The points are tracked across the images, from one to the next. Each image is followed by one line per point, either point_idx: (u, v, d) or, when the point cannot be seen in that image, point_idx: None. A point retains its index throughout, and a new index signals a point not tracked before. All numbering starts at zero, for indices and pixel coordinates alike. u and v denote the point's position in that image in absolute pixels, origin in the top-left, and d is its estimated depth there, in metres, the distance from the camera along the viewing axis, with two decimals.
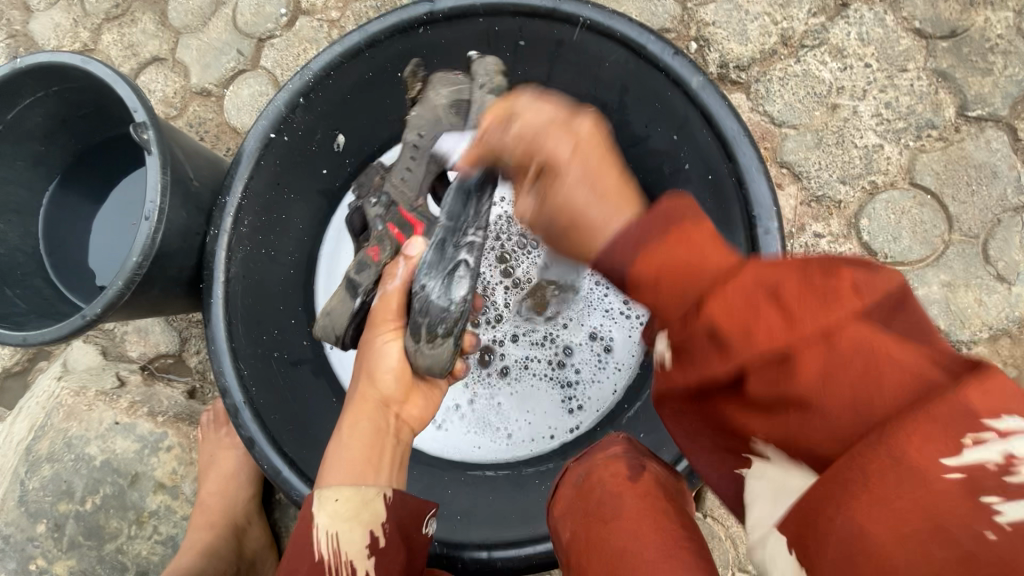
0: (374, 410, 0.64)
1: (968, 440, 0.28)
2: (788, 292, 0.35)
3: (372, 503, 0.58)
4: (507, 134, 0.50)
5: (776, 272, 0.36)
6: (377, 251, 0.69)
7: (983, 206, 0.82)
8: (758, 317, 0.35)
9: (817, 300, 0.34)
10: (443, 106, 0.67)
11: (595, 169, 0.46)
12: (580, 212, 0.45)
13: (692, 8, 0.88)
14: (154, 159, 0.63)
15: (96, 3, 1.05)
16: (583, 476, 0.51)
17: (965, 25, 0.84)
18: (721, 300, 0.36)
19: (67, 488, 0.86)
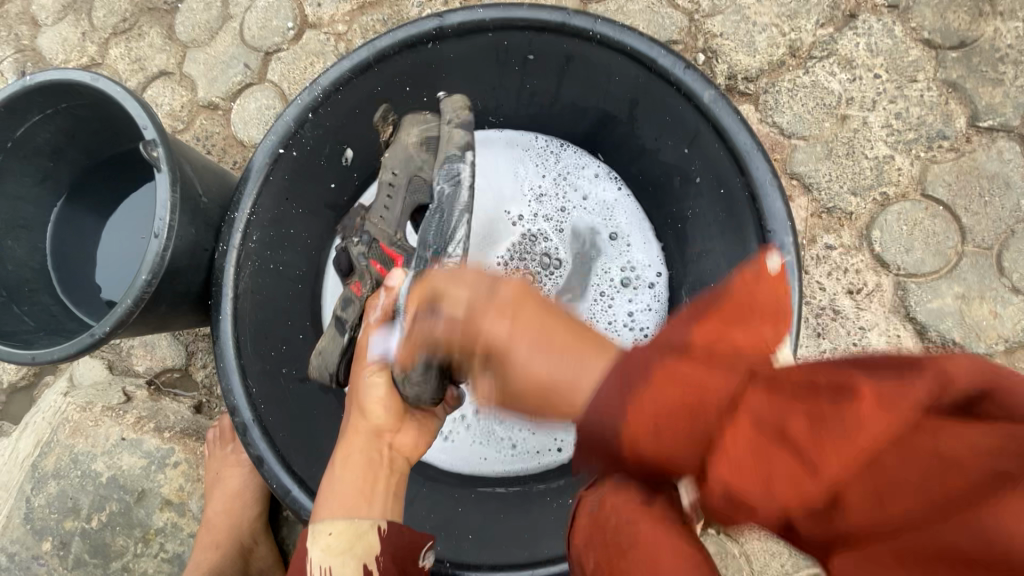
0: (367, 440, 0.62)
1: None
2: (802, 432, 0.29)
3: (366, 536, 0.57)
4: (436, 323, 0.43)
5: (788, 409, 0.30)
6: (359, 287, 0.73)
7: (996, 217, 0.81)
8: (771, 469, 0.30)
9: (838, 436, 0.29)
10: (413, 143, 0.75)
11: (542, 330, 0.36)
12: (539, 373, 0.35)
13: (699, 20, 0.87)
14: (163, 177, 0.63)
15: (103, 17, 1.05)
16: (596, 505, 0.47)
17: (974, 35, 0.83)
18: (730, 448, 0.31)
19: (73, 505, 0.86)
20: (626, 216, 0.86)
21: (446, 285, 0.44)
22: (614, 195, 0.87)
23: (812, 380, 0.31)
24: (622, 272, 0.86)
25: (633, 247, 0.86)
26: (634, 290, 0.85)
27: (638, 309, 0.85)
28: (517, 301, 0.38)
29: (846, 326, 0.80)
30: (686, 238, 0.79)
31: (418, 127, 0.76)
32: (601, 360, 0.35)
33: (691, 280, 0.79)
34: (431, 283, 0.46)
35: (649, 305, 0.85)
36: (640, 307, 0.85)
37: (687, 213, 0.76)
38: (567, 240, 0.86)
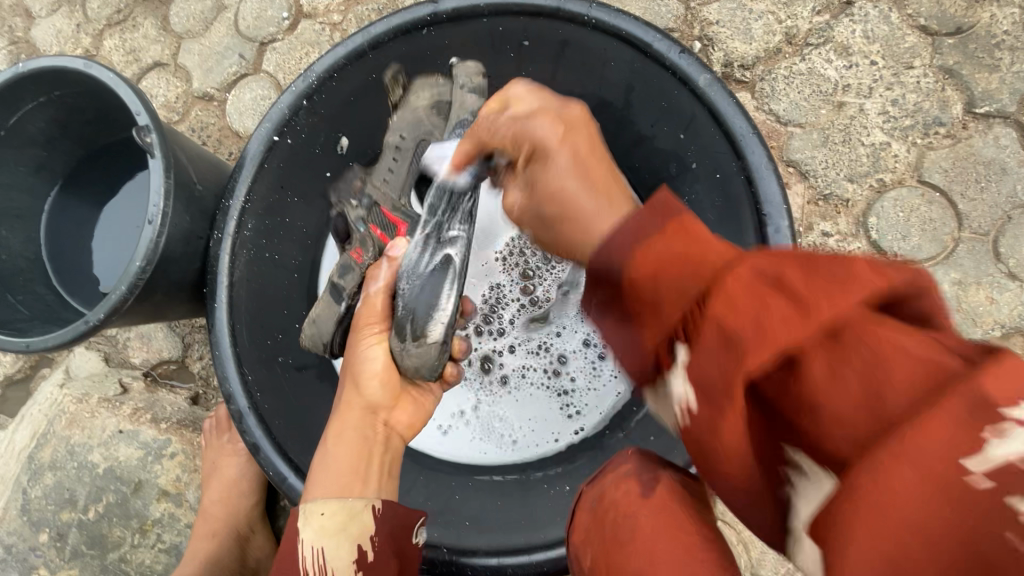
0: (361, 416, 0.63)
1: (989, 434, 0.24)
2: (792, 281, 0.28)
3: (359, 517, 0.56)
4: (501, 118, 0.53)
5: (783, 260, 0.29)
6: (360, 254, 0.71)
7: (993, 203, 0.81)
8: (758, 315, 0.28)
9: (833, 286, 0.28)
10: (423, 108, 0.73)
11: (586, 157, 0.48)
12: (570, 194, 0.46)
13: (695, 7, 0.87)
14: (157, 163, 0.62)
15: (98, 9, 1.05)
16: (596, 500, 0.49)
17: (971, 21, 0.83)
18: (721, 309, 0.29)
19: (70, 496, 0.85)
20: None
21: (527, 93, 0.54)
22: None
23: (808, 254, 0.30)
24: None
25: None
26: None
27: None
28: (591, 143, 0.50)
29: None
30: None
31: (428, 91, 0.74)
32: (625, 203, 0.46)
33: None
34: (511, 89, 0.55)
35: None
36: None
37: (683, 200, 0.76)
38: None
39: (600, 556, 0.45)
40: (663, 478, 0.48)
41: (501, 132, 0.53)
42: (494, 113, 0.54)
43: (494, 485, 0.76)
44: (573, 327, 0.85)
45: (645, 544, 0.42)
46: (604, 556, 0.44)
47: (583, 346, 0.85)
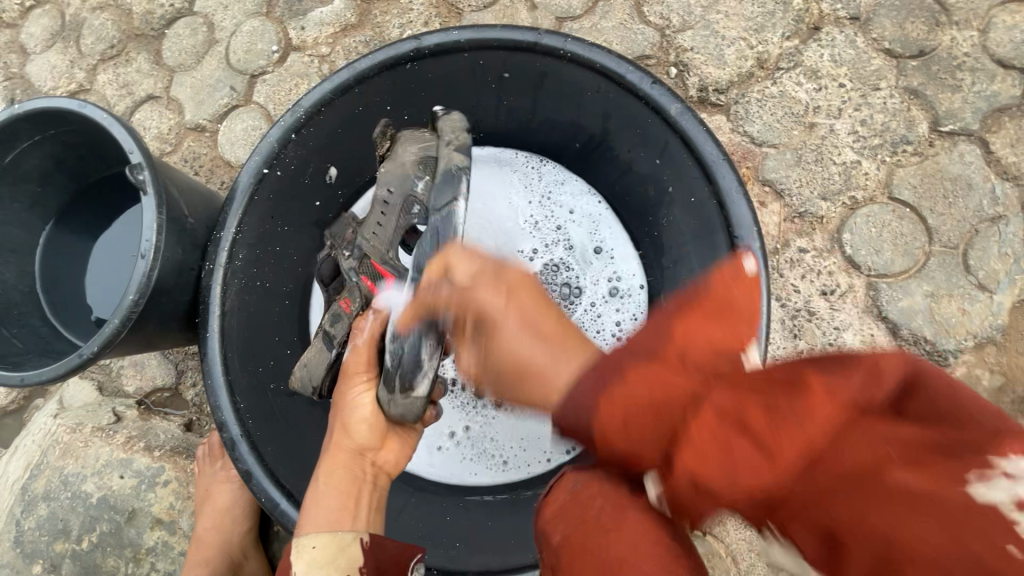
0: (349, 459, 0.63)
1: (972, 477, 0.27)
2: (758, 418, 0.31)
3: (349, 550, 0.56)
4: (447, 290, 0.52)
5: (743, 401, 0.32)
6: (348, 304, 0.72)
7: (960, 217, 0.84)
8: (736, 459, 0.31)
9: (791, 422, 0.30)
10: (410, 163, 0.71)
11: (530, 309, 0.44)
12: (528, 361, 0.42)
13: (670, 35, 0.91)
14: (149, 199, 0.64)
15: (92, 44, 1.08)
16: (579, 485, 0.45)
17: (932, 44, 0.87)
18: (706, 446, 0.32)
19: (64, 527, 0.86)
20: (608, 232, 0.88)
21: (463, 256, 0.52)
22: (596, 210, 0.89)
23: (764, 381, 0.33)
24: (610, 284, 0.87)
25: (614, 259, 0.88)
26: (621, 301, 0.87)
27: (626, 318, 0.86)
28: (536, 301, 0.45)
29: (821, 327, 0.82)
30: (663, 246, 0.81)
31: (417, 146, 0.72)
32: (578, 350, 0.42)
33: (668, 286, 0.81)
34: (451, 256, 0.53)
35: (636, 315, 0.86)
36: (628, 317, 0.86)
37: (662, 221, 0.78)
38: (564, 252, 0.88)
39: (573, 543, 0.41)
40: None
41: (446, 300, 0.52)
42: (437, 283, 0.53)
43: (485, 505, 0.78)
44: None
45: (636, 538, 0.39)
46: (579, 544, 0.41)
47: None
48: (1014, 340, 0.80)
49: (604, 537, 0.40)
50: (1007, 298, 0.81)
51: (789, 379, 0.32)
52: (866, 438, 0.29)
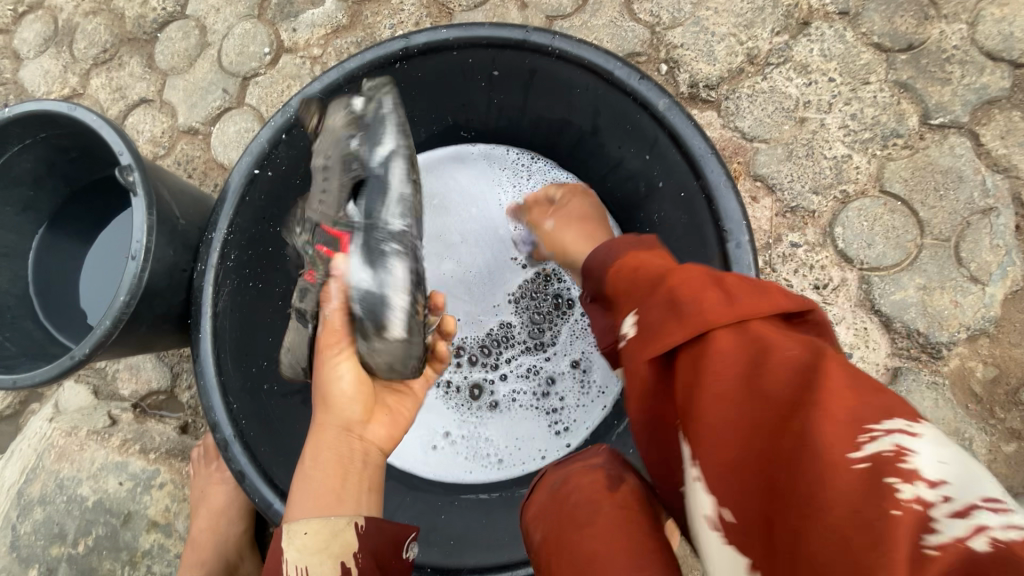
0: (337, 436, 0.60)
1: (865, 436, 0.32)
2: (725, 285, 0.43)
3: (343, 534, 0.56)
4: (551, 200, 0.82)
5: (723, 278, 0.45)
6: (314, 273, 0.65)
7: (951, 209, 0.84)
8: (702, 295, 0.42)
9: (750, 294, 0.42)
10: (342, 124, 0.64)
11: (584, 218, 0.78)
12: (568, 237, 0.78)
13: (661, 32, 0.91)
14: (139, 201, 0.64)
15: (84, 49, 1.08)
16: (558, 483, 0.52)
17: (921, 38, 0.87)
18: (688, 286, 0.44)
19: (59, 530, 0.86)
20: None
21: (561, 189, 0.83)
22: None
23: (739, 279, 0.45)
24: None
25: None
26: None
27: None
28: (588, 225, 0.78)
29: None
30: None
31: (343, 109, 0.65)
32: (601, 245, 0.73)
33: None
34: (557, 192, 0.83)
35: None
36: None
37: (654, 217, 0.78)
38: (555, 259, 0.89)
39: (551, 533, 0.48)
40: (626, 480, 0.51)
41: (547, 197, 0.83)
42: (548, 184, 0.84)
43: (480, 502, 0.78)
44: (562, 350, 0.87)
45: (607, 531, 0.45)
46: (558, 531, 0.47)
47: (570, 370, 0.87)
48: (1006, 332, 0.81)
49: (577, 530, 0.46)
50: (999, 290, 0.82)
51: (756, 291, 0.43)
52: (782, 338, 0.39)
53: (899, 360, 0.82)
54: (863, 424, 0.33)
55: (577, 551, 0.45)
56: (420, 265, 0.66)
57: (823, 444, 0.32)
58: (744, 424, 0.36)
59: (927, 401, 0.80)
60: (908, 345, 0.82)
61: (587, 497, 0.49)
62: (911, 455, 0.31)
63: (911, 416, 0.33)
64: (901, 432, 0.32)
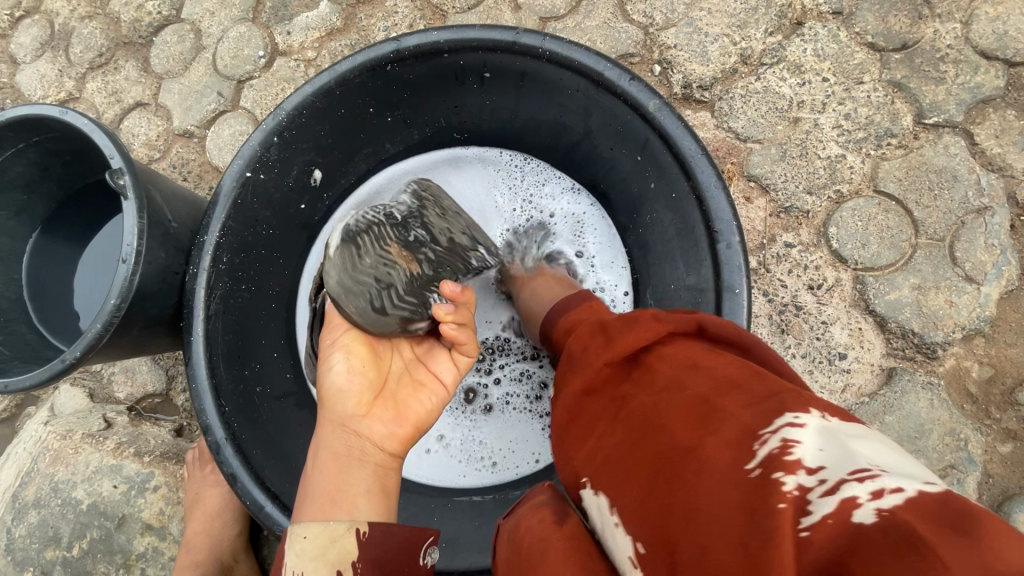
0: (332, 432, 0.57)
1: (756, 443, 0.35)
2: (614, 326, 0.53)
3: (342, 541, 0.50)
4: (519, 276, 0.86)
5: (615, 320, 0.54)
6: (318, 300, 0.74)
7: (946, 209, 0.83)
8: (590, 345, 0.54)
9: (632, 325, 0.51)
10: None
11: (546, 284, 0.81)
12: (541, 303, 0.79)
13: (654, 32, 0.91)
14: (130, 204, 0.64)
15: (80, 53, 1.08)
16: (513, 533, 0.49)
17: (916, 37, 0.87)
18: (585, 339, 0.56)
19: (54, 534, 0.86)
20: (593, 234, 0.89)
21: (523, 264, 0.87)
22: (575, 214, 0.90)
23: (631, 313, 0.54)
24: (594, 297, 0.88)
25: (599, 266, 0.89)
26: None
27: None
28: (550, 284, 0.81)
29: (809, 321, 0.82)
30: (647, 243, 0.81)
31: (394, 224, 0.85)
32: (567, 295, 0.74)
33: (654, 283, 0.82)
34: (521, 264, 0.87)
35: None
36: None
37: (647, 218, 0.78)
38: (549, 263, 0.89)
39: None
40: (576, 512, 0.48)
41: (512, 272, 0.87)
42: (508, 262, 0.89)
43: (473, 505, 0.78)
44: None
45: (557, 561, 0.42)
46: None
47: None
48: (1001, 332, 0.80)
49: (533, 574, 0.43)
50: (994, 290, 0.81)
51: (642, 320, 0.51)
52: (667, 361, 0.46)
53: (894, 361, 0.81)
54: (753, 431, 0.36)
55: None
56: (403, 231, 0.70)
57: (711, 461, 0.36)
58: (648, 451, 0.41)
59: (923, 402, 0.80)
60: (904, 346, 0.81)
61: (539, 531, 0.46)
62: (796, 447, 0.34)
63: (800, 407, 0.36)
64: (787, 427, 0.35)
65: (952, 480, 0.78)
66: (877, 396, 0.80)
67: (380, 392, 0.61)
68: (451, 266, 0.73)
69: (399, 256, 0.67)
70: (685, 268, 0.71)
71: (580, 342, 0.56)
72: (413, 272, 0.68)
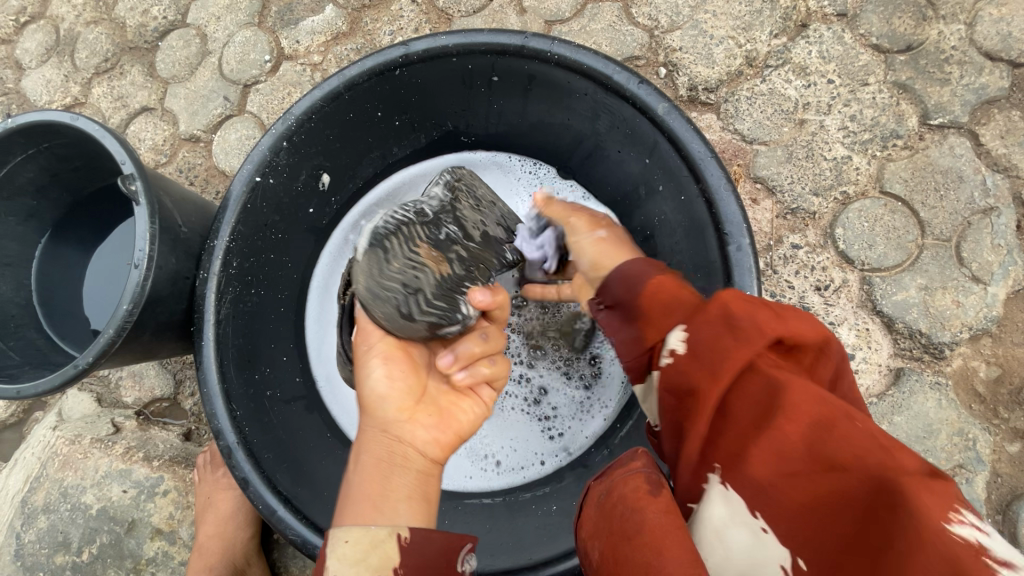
0: (374, 437, 0.57)
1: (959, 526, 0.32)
2: (775, 312, 0.43)
3: (383, 546, 0.49)
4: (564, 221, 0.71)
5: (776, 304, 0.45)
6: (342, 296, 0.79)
7: (952, 209, 0.84)
8: (756, 313, 0.43)
9: (805, 327, 0.43)
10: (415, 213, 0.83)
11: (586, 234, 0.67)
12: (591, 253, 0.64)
13: (659, 35, 0.92)
14: (142, 210, 0.65)
15: (86, 58, 1.09)
16: (605, 494, 0.51)
17: (920, 39, 0.88)
18: (738, 302, 0.44)
19: (64, 539, 0.86)
20: None
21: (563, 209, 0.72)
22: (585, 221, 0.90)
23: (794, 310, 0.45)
24: None
25: None
26: None
27: None
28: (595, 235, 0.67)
29: None
30: (655, 245, 0.81)
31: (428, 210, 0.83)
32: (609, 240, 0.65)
33: None
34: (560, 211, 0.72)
35: None
36: None
37: (654, 221, 0.78)
38: None
39: (605, 549, 0.46)
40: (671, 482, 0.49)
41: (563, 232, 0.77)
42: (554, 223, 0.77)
43: (484, 507, 0.78)
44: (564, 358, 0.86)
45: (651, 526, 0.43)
46: (610, 548, 0.45)
47: (569, 381, 0.86)
48: (1008, 332, 0.81)
49: (627, 544, 0.44)
50: (1001, 290, 0.81)
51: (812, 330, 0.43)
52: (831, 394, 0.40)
53: (902, 361, 0.81)
54: (951, 512, 0.32)
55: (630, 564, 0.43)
56: (434, 229, 0.69)
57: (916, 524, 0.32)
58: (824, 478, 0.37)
59: (931, 402, 0.80)
60: (911, 346, 0.82)
61: (634, 501, 0.47)
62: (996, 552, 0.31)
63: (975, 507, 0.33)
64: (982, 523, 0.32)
65: (961, 480, 0.78)
66: (885, 397, 0.81)
67: (420, 397, 0.61)
68: (482, 259, 0.72)
69: (428, 257, 0.66)
70: (694, 269, 0.71)
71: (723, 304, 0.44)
72: (443, 274, 0.66)
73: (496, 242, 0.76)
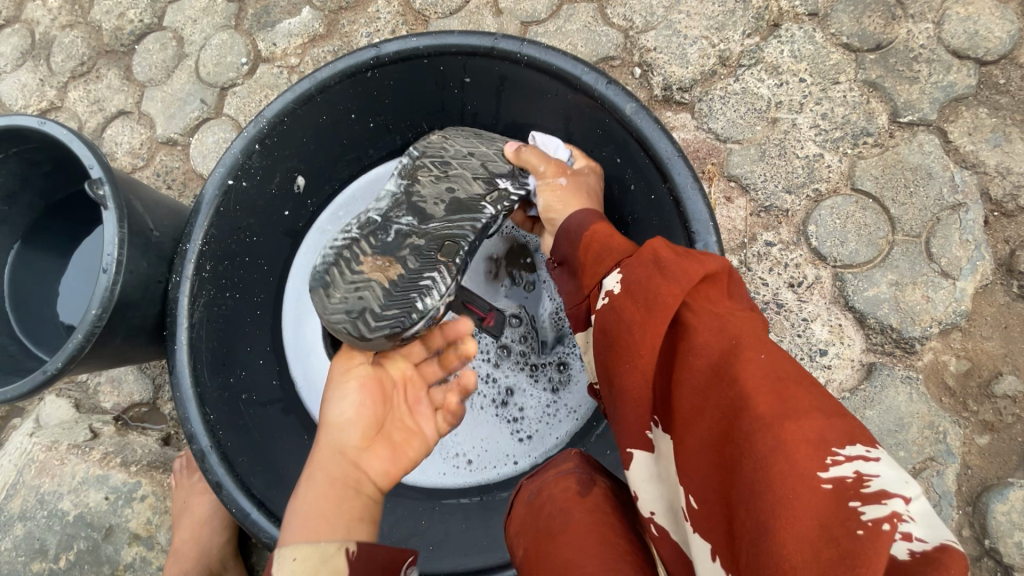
0: (330, 455, 0.56)
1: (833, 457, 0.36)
2: (701, 265, 0.49)
3: (334, 559, 0.48)
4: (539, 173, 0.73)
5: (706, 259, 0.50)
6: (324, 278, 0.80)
7: (922, 205, 0.85)
8: (684, 265, 0.48)
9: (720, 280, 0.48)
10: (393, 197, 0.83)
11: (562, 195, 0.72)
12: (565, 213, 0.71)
13: (634, 35, 0.92)
14: (110, 214, 0.64)
15: (61, 62, 1.08)
16: (534, 493, 0.57)
17: (890, 37, 0.89)
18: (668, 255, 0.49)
19: (40, 546, 0.85)
20: None
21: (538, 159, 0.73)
22: None
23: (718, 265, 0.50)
24: None
25: None
26: None
27: None
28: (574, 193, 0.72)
29: (790, 319, 0.83)
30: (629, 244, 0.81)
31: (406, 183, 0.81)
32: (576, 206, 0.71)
33: None
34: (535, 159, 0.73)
35: None
36: None
37: (628, 220, 0.78)
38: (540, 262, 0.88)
39: (532, 545, 0.52)
40: (598, 482, 0.56)
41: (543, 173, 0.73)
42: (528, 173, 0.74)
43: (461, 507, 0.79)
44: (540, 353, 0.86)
45: (576, 533, 0.50)
46: (537, 544, 0.51)
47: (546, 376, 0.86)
48: (976, 326, 0.82)
49: (552, 543, 0.50)
50: (969, 284, 0.83)
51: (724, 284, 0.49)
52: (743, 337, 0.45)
53: (874, 356, 0.83)
54: (830, 446, 0.37)
55: (558, 558, 0.48)
56: (383, 234, 0.67)
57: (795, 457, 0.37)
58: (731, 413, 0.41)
59: (902, 396, 0.81)
60: (882, 341, 0.83)
61: (564, 501, 0.54)
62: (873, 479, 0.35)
63: (868, 441, 0.38)
64: (863, 454, 0.37)
65: (931, 472, 0.80)
66: (857, 391, 0.82)
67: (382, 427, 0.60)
68: (448, 231, 0.68)
69: (371, 269, 0.65)
70: None
71: (657, 254, 0.50)
72: (392, 277, 0.65)
73: (474, 200, 0.70)
